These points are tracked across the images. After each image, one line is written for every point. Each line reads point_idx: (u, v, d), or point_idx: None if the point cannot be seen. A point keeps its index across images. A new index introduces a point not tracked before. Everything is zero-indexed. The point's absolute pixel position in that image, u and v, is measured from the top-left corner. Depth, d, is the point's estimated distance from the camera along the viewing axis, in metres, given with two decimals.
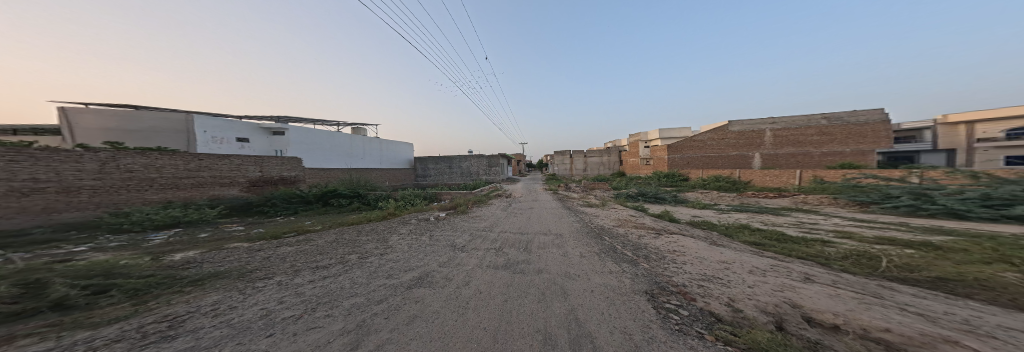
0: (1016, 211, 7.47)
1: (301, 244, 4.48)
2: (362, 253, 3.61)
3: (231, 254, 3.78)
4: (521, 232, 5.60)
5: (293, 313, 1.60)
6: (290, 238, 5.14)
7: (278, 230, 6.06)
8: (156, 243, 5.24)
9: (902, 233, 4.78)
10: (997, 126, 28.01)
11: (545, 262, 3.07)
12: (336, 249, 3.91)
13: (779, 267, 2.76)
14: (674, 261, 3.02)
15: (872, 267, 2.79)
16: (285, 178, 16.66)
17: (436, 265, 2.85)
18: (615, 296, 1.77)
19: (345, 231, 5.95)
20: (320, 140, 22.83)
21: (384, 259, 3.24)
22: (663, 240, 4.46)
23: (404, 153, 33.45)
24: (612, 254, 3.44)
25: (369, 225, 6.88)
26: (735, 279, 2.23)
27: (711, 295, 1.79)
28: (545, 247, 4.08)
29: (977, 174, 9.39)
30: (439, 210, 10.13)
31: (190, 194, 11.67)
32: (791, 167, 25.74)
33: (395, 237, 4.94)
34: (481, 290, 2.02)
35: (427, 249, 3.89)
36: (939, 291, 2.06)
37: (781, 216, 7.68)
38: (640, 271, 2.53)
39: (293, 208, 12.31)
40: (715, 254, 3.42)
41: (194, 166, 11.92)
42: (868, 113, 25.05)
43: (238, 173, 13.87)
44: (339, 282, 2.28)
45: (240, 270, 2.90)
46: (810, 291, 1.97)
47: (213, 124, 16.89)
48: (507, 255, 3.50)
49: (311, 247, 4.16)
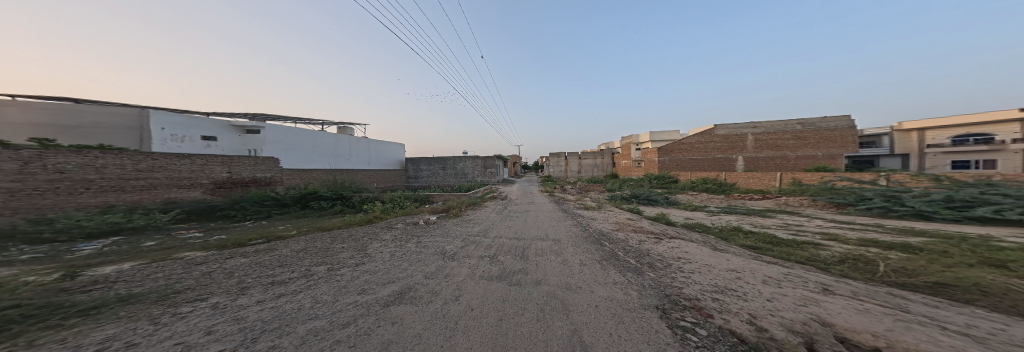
0: (976, 213, 8.05)
1: (261, 254, 4.01)
2: (333, 264, 3.28)
3: (160, 269, 3.26)
4: (517, 238, 5.39)
5: (224, 345, 1.29)
6: (250, 247, 4.64)
7: (243, 237, 5.53)
8: (85, 254, 4.58)
9: (882, 234, 4.95)
10: (945, 133, 30.96)
11: (544, 271, 2.89)
12: (300, 261, 3.52)
13: (792, 275, 2.66)
14: (683, 270, 2.92)
15: (871, 271, 2.80)
16: (257, 180, 15.71)
17: (421, 277, 2.59)
18: (623, 312, 1.61)
19: (320, 237, 5.52)
20: (301, 139, 21.64)
21: (358, 271, 2.92)
22: (665, 246, 4.38)
23: (394, 153, 32.46)
24: (613, 263, 3.31)
25: (347, 231, 6.40)
26: (751, 292, 2.07)
27: (730, 311, 1.62)
28: (543, 254, 3.91)
29: (940, 178, 10.40)
30: (429, 213, 9.78)
31: (140, 198, 10.67)
32: (771, 170, 27.18)
33: (376, 245, 4.57)
34: (472, 306, 1.79)
35: (413, 258, 3.61)
36: (940, 296, 2.04)
37: (769, 218, 7.90)
38: (649, 281, 2.39)
39: (265, 211, 11.52)
40: (721, 261, 3.32)
41: (146, 166, 10.97)
42: (837, 119, 26.80)
43: (201, 174, 12.87)
44: (296, 301, 1.94)
45: (165, 290, 2.40)
46: (837, 306, 1.81)
47: (172, 120, 15.66)
48: (503, 264, 3.27)
49: (274, 258, 3.76)
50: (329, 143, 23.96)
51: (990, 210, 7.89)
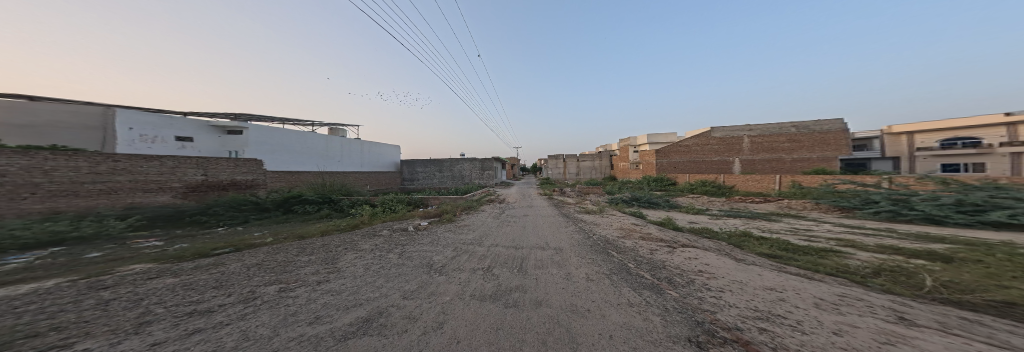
0: (989, 217, 7.97)
1: (197, 273, 3.52)
2: (288, 283, 2.89)
3: (48, 297, 2.65)
4: (515, 247, 5.07)
5: None
6: (199, 260, 4.22)
7: (208, 246, 5.17)
8: (14, 268, 4.13)
9: (899, 240, 4.78)
10: (934, 137, 31.69)
11: (544, 289, 2.56)
12: (243, 281, 3.09)
13: (849, 297, 2.24)
14: (708, 288, 2.61)
15: (917, 286, 2.54)
16: (237, 183, 15.48)
17: (398, 297, 2.27)
18: (644, 346, 1.30)
19: (287, 248, 5.12)
20: (289, 140, 21.18)
21: (319, 291, 2.56)
22: (682, 257, 4.09)
23: (388, 155, 32.10)
24: (626, 277, 3.00)
25: (322, 240, 6.01)
26: (806, 321, 1.69)
27: (786, 348, 1.31)
28: (543, 267, 3.59)
29: (946, 181, 10.28)
30: (421, 217, 9.44)
31: (95, 203, 10.17)
32: (768, 172, 27.32)
33: (349, 257, 4.21)
34: (458, 337, 1.47)
35: (392, 272, 3.28)
36: (1019, 321, 1.74)
37: (774, 222, 7.73)
38: (670, 304, 2.06)
39: (242, 216, 11.02)
40: (751, 277, 3.00)
41: (106, 168, 10.56)
42: (830, 122, 27.12)
43: (171, 177, 12.54)
44: (214, 342, 1.52)
45: (29, 328, 1.82)
46: (934, 345, 1.37)
47: (142, 120, 15.16)
48: (498, 279, 2.96)
49: (212, 277, 3.31)
50: (319, 145, 23.59)
51: (1004, 215, 7.78)
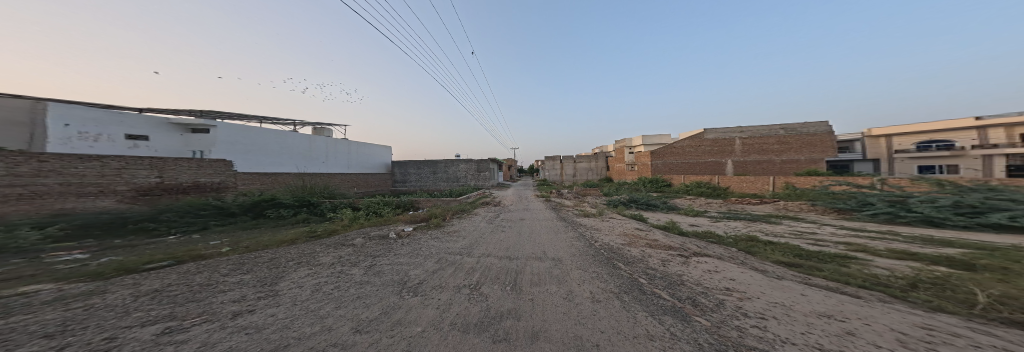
0: (989, 219, 8.11)
1: (44, 311, 2.58)
2: (182, 320, 2.25)
3: None
4: (509, 257, 4.72)
5: None
6: (90, 285, 3.50)
7: (144, 259, 4.70)
8: None
9: (910, 244, 4.72)
10: (911, 139, 32.99)
11: (540, 315, 2.21)
12: (108, 322, 2.25)
13: (939, 331, 1.92)
14: (746, 314, 2.29)
15: (972, 303, 2.35)
16: (200, 185, 14.85)
17: (348, 330, 1.88)
18: None
19: (218, 266, 4.52)
20: (264, 140, 20.31)
21: (227, 331, 1.98)
22: (700, 270, 3.80)
23: (379, 156, 31.36)
24: (640, 298, 2.68)
25: (275, 253, 5.43)
26: None
27: None
28: (539, 283, 3.22)
29: (941, 182, 10.42)
30: (406, 222, 8.96)
31: (13, 209, 9.15)
32: (760, 173, 27.79)
33: (297, 276, 3.72)
34: None
35: (349, 294, 2.87)
36: None
37: (777, 225, 7.61)
38: (703, 338, 1.72)
39: (200, 222, 10.26)
40: (794, 298, 2.72)
41: (36, 169, 9.96)
42: (816, 125, 27.88)
43: (117, 180, 11.84)
44: None
45: None
46: None
47: (82, 116, 14.19)
48: (487, 300, 2.59)
49: (60, 318, 2.40)
50: (300, 145, 22.83)
51: (1005, 217, 7.92)
